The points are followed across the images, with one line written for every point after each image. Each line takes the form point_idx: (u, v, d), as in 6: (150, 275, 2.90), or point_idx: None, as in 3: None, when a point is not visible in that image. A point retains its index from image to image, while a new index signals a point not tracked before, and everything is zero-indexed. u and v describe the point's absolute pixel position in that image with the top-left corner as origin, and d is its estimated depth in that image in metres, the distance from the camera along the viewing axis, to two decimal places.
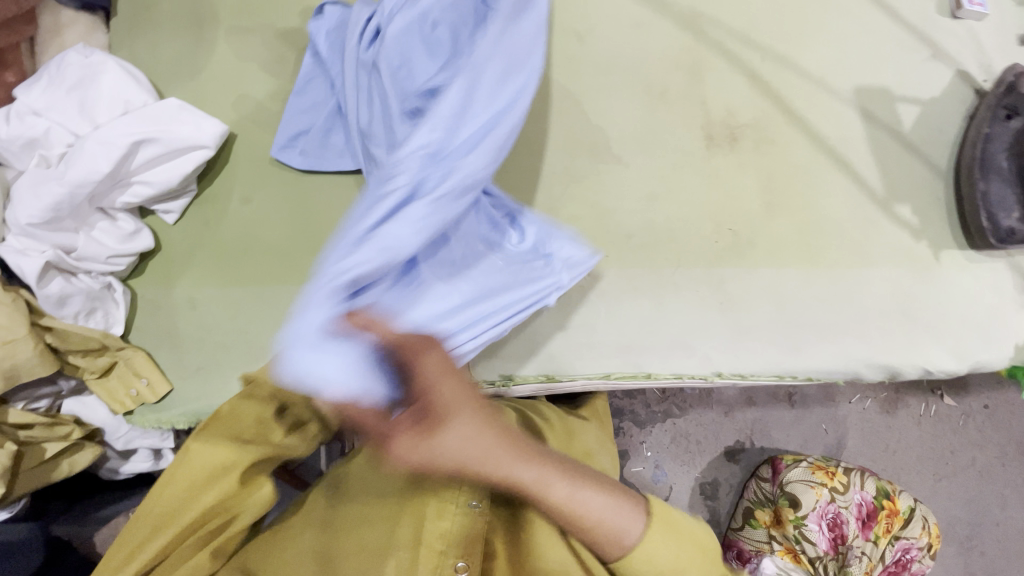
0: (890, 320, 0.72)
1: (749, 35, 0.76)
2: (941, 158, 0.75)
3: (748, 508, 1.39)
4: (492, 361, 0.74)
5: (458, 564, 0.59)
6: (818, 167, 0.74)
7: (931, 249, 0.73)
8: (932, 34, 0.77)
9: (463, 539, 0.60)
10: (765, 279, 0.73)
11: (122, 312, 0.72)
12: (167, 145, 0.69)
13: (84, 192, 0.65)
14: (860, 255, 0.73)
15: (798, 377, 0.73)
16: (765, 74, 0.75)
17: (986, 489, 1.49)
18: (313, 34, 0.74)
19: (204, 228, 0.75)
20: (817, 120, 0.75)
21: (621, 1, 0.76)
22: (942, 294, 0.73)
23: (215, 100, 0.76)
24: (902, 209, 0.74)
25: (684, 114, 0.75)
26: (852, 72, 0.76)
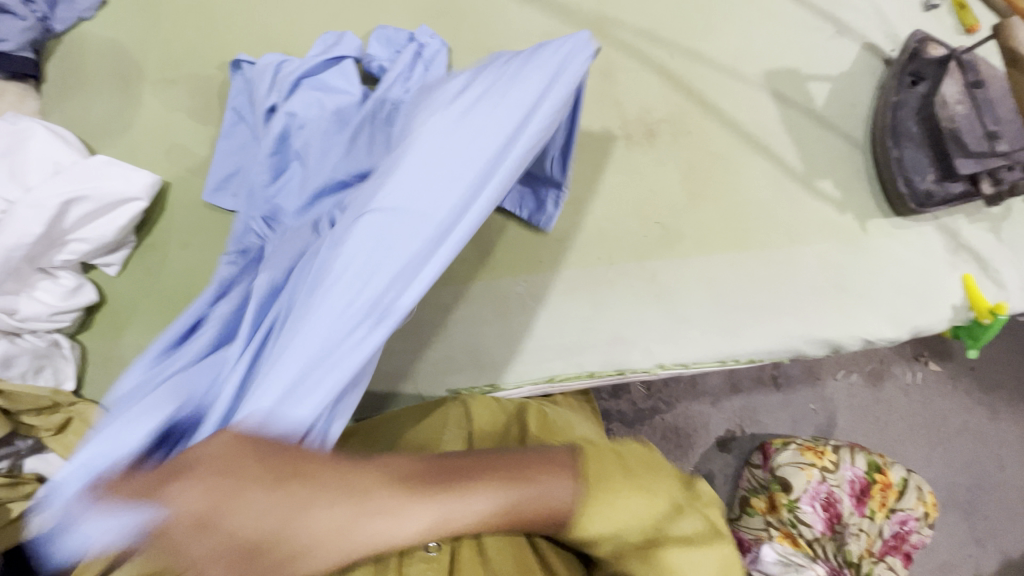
0: (824, 295, 0.73)
1: (655, 33, 0.78)
2: (857, 130, 0.76)
3: (743, 497, 1.37)
4: (438, 377, 0.74)
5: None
6: (737, 152, 0.76)
7: (856, 220, 0.75)
8: (835, 12, 0.78)
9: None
10: (697, 267, 0.74)
11: (72, 367, 0.73)
12: (98, 201, 0.71)
13: (18, 255, 0.67)
14: (788, 234, 0.74)
15: (740, 360, 0.74)
16: (675, 69, 0.77)
17: (983, 452, 1.46)
18: (237, 84, 0.78)
19: (147, 277, 0.77)
20: (730, 107, 0.76)
21: (528, 15, 0.79)
22: (873, 264, 0.74)
23: (146, 152, 0.78)
24: (824, 184, 0.75)
25: (600, 116, 0.77)
26: (760, 57, 0.77)
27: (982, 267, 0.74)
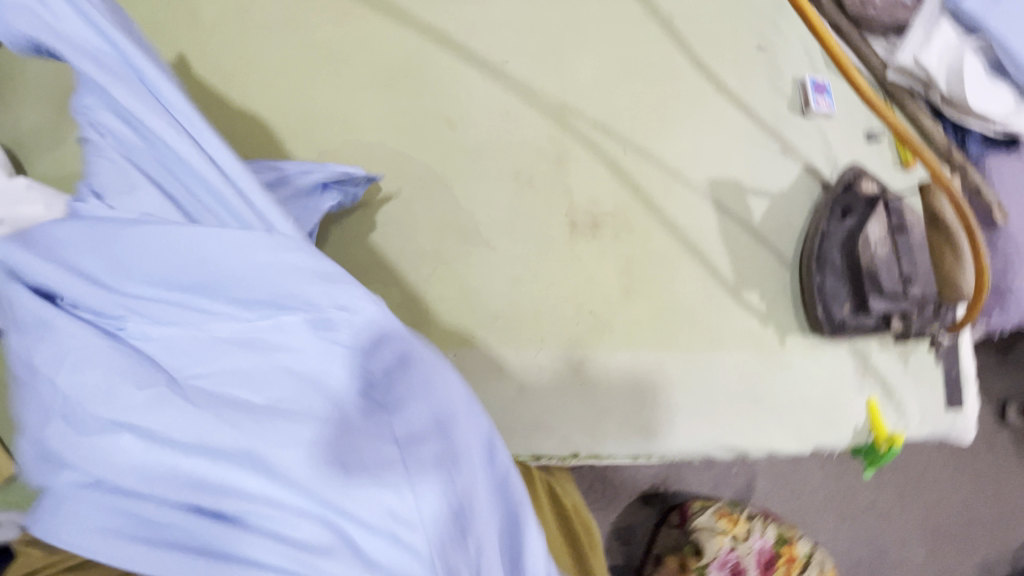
0: (738, 403, 0.76)
1: (612, 127, 0.79)
2: (789, 248, 0.79)
3: (658, 556, 1.36)
4: None
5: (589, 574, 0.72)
6: (676, 255, 0.78)
7: (777, 334, 0.78)
8: (783, 131, 0.82)
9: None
10: (624, 362, 0.76)
11: None
12: (12, 226, 0.67)
13: None
14: (714, 340, 0.77)
15: (651, 456, 0.76)
16: (627, 165, 0.79)
17: (888, 531, 1.51)
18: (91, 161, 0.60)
19: None
20: (675, 210, 0.79)
21: (491, 90, 0.79)
22: (788, 378, 0.77)
23: (76, 175, 0.75)
24: (753, 296, 0.78)
25: (549, 201, 0.78)
26: (707, 165, 0.80)
27: (885, 392, 0.79)
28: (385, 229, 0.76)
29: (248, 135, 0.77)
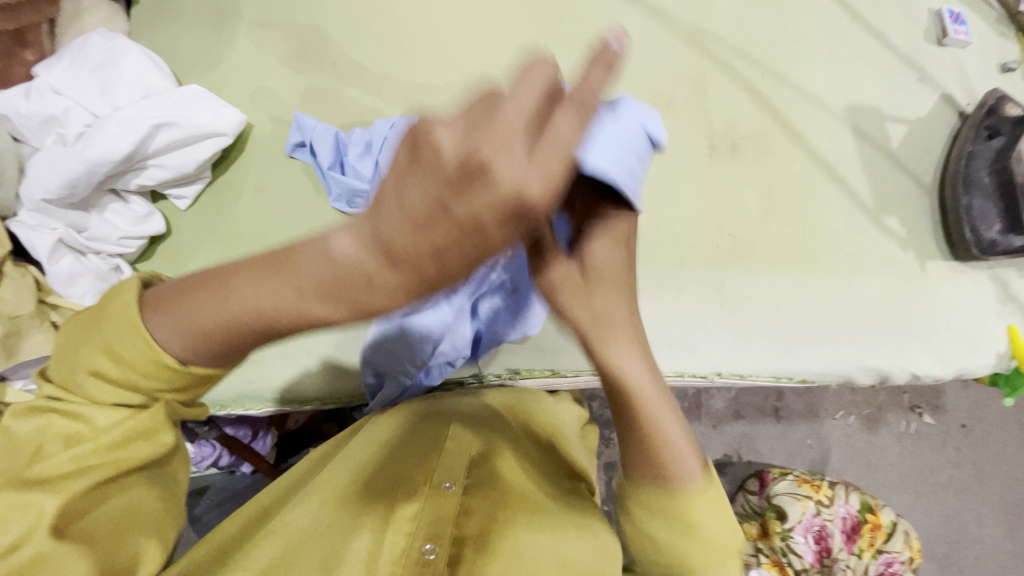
0: (881, 325, 0.76)
1: (748, 53, 0.80)
2: (927, 174, 0.79)
3: (736, 521, 1.25)
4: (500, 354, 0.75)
5: (426, 548, 0.48)
6: (814, 179, 0.78)
7: (918, 259, 0.78)
8: (919, 61, 0.82)
9: (435, 519, 0.50)
10: (764, 282, 0.76)
11: None
12: (186, 129, 0.70)
13: (101, 170, 0.65)
14: (854, 264, 0.77)
15: (793, 379, 0.76)
16: (765, 90, 0.80)
17: (965, 507, 1.43)
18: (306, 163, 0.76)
19: (216, 215, 0.76)
20: (813, 136, 0.79)
21: (630, 16, 0.81)
22: (928, 302, 0.77)
23: (233, 90, 0.78)
24: (892, 221, 0.78)
25: (688, 125, 0.79)
26: (843, 91, 0.80)
27: None
28: None
29: (397, 58, 0.79)
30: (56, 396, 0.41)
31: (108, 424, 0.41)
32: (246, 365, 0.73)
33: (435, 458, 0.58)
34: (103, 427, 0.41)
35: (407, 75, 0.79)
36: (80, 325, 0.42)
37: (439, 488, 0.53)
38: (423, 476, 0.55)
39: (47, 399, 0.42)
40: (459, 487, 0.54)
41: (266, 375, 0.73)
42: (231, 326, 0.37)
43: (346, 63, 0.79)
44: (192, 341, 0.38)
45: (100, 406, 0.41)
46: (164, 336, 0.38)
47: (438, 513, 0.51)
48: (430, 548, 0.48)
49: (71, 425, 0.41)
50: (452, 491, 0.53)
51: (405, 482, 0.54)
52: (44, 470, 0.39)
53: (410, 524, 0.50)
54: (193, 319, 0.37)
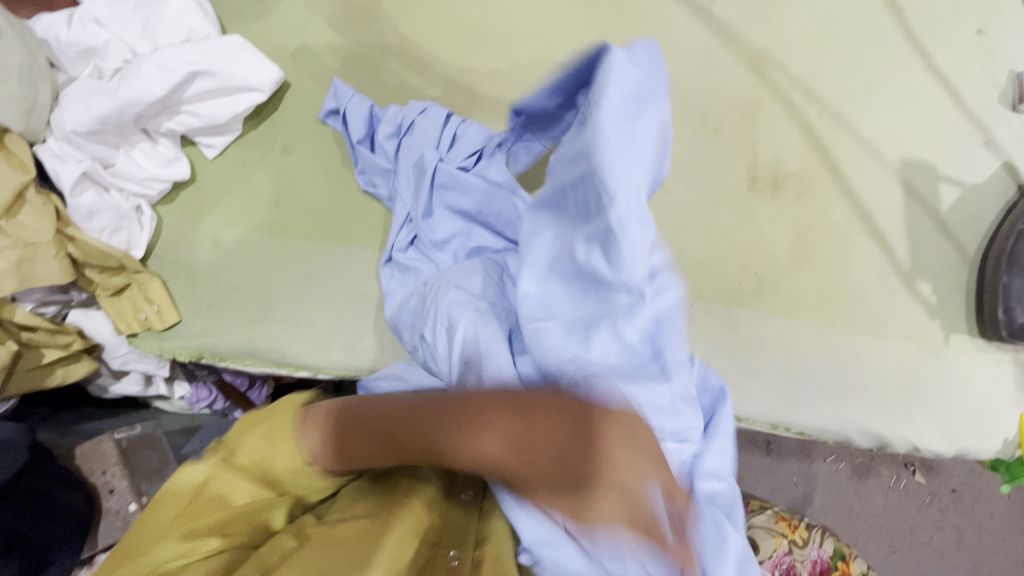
0: (891, 392, 0.74)
1: (810, 87, 0.76)
2: (971, 245, 0.76)
3: None
4: None
5: (451, 554, 0.51)
6: (853, 230, 0.75)
7: (943, 330, 0.75)
8: (988, 123, 0.77)
9: (441, 528, 0.53)
10: (779, 327, 0.74)
11: (146, 236, 0.71)
12: (222, 80, 0.69)
13: (132, 111, 0.65)
14: (877, 324, 0.75)
15: (789, 430, 0.74)
16: (820, 129, 0.76)
17: (938, 570, 1.43)
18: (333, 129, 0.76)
19: (241, 170, 0.75)
20: (861, 185, 0.76)
21: (692, 29, 0.77)
22: (946, 376, 0.74)
23: (274, 45, 0.76)
24: (924, 286, 0.75)
25: (733, 152, 0.76)
26: (902, 144, 0.76)
27: None
28: None
29: (445, 36, 0.77)
30: (225, 460, 0.50)
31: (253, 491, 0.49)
32: (249, 323, 0.74)
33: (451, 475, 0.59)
34: (245, 499, 0.49)
35: (453, 56, 0.76)
36: (249, 423, 0.52)
37: (458, 499, 0.57)
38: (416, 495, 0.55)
39: (217, 463, 0.50)
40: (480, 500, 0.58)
41: (268, 336, 0.73)
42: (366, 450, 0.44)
43: (392, 34, 0.77)
44: (336, 455, 0.46)
45: (260, 509, 0.50)
46: (308, 443, 0.47)
47: (451, 526, 0.54)
48: (454, 553, 0.51)
49: (219, 492, 0.49)
50: (472, 498, 0.57)
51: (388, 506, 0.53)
52: (194, 513, 0.48)
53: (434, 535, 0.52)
54: (335, 432, 0.46)
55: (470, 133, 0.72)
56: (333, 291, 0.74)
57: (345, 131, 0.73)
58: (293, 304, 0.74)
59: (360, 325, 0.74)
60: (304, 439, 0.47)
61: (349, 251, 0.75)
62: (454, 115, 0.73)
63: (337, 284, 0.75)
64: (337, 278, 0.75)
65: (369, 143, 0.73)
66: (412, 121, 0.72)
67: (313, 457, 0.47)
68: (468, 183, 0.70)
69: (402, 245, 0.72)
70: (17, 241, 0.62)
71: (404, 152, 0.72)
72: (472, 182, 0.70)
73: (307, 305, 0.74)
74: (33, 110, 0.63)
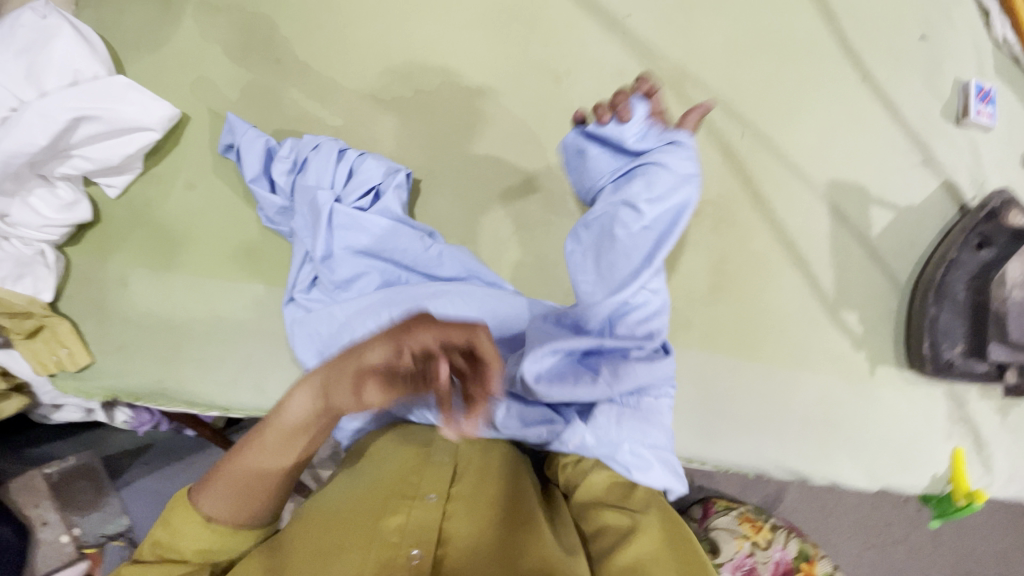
0: (812, 427, 0.72)
1: (732, 105, 0.71)
2: (904, 271, 0.72)
3: None
4: None
5: (413, 554, 0.46)
6: (776, 258, 0.71)
7: (869, 362, 0.72)
8: (927, 140, 0.72)
9: (419, 529, 0.47)
10: (694, 361, 0.72)
11: (53, 280, 0.72)
12: (109, 123, 0.68)
13: (18, 161, 0.65)
14: (798, 356, 0.72)
15: (705, 464, 0.73)
16: (741, 151, 0.71)
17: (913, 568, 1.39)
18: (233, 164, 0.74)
19: (145, 208, 0.74)
20: (785, 209, 0.71)
21: (606, 44, 0.72)
22: (869, 409, 0.72)
23: (171, 78, 0.74)
24: (850, 316, 0.72)
25: None
26: (831, 164, 0.71)
27: (975, 445, 0.72)
28: (472, 183, 0.73)
29: (344, 62, 0.74)
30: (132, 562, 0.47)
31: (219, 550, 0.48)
32: (159, 363, 0.74)
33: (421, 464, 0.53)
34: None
35: (354, 83, 0.73)
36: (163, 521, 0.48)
37: (422, 500, 0.49)
38: (397, 522, 0.48)
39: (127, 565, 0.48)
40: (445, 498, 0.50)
41: (179, 376, 0.74)
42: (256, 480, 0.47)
43: (290, 62, 0.74)
44: (237, 510, 0.47)
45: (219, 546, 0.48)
46: (212, 506, 0.47)
47: (422, 525, 0.48)
48: (417, 553, 0.46)
49: None
50: (437, 501, 0.50)
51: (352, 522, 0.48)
52: None
53: (400, 533, 0.47)
54: (232, 476, 0.47)
55: (367, 168, 0.70)
56: (240, 329, 0.74)
57: (242, 168, 0.72)
58: (203, 343, 0.74)
59: (269, 363, 0.74)
60: (203, 507, 0.47)
61: (256, 289, 0.74)
62: (350, 149, 0.71)
63: (244, 322, 0.74)
64: (245, 316, 0.74)
65: (265, 181, 0.71)
66: (307, 158, 0.70)
67: (212, 516, 0.47)
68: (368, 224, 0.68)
69: (305, 289, 0.70)
70: None
71: (300, 189, 0.70)
72: (370, 222, 0.68)
73: (216, 344, 0.74)
74: None
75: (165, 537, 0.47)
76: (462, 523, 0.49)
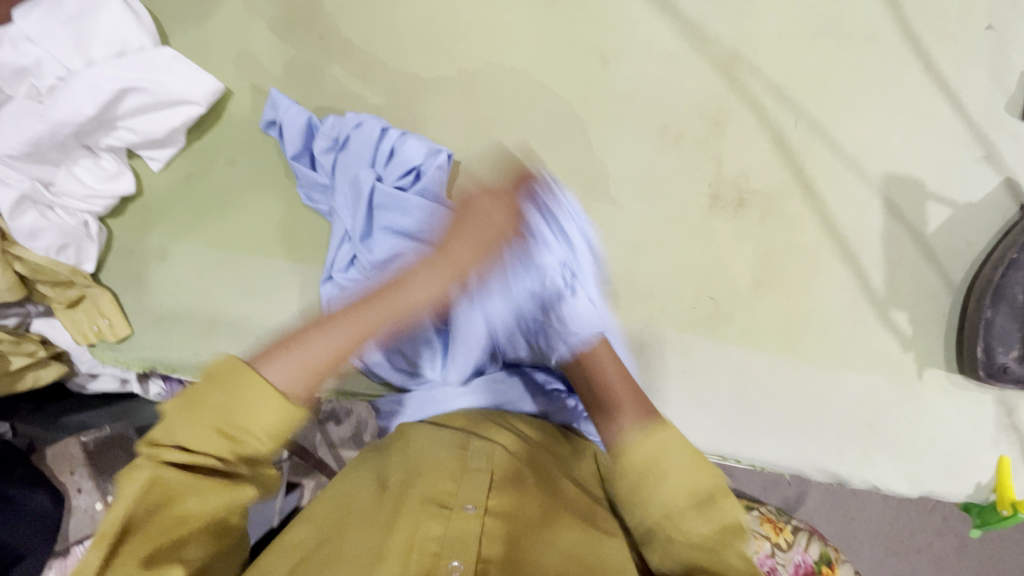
0: (854, 429, 0.69)
1: (786, 93, 0.69)
2: (959, 271, 0.69)
3: None
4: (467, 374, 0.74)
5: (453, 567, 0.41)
6: (824, 254, 0.69)
7: (917, 364, 0.69)
8: (990, 135, 0.69)
9: (460, 540, 0.43)
10: (735, 357, 0.70)
11: (95, 250, 0.72)
12: (154, 96, 0.68)
13: (64, 131, 0.64)
14: (843, 356, 0.70)
15: (741, 462, 0.71)
16: (793, 141, 0.69)
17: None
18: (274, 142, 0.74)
19: (185, 182, 0.75)
20: (836, 203, 0.69)
21: (657, 27, 0.70)
22: (915, 413, 0.69)
23: (215, 52, 0.74)
24: (900, 316, 0.69)
25: (695, 166, 0.69)
26: (886, 158, 0.69)
27: None
28: (513, 166, 0.71)
29: (388, 39, 0.73)
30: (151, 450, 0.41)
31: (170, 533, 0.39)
32: (196, 337, 0.75)
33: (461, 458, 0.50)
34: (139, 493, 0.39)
35: (397, 61, 0.72)
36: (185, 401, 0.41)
37: (458, 511, 0.45)
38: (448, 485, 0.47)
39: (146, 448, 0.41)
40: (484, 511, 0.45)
41: (215, 351, 0.74)
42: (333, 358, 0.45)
43: (334, 38, 0.73)
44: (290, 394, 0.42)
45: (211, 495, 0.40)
46: (272, 376, 0.43)
47: (464, 534, 0.43)
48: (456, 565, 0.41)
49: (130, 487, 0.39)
50: (475, 513, 0.45)
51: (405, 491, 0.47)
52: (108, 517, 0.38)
53: (436, 547, 0.43)
54: (309, 359, 0.44)
55: (409, 148, 0.69)
56: (277, 306, 0.74)
57: (284, 145, 0.71)
58: (239, 319, 0.75)
59: None
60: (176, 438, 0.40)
61: (293, 267, 0.74)
62: (392, 128, 0.70)
63: (281, 299, 0.74)
64: (281, 294, 0.74)
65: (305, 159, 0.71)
66: (348, 136, 0.69)
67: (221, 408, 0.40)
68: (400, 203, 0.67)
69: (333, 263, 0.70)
70: None
71: (342, 167, 0.69)
72: (409, 203, 0.66)
73: (252, 321, 0.74)
74: None
75: (163, 435, 0.41)
76: (549, 549, 0.45)
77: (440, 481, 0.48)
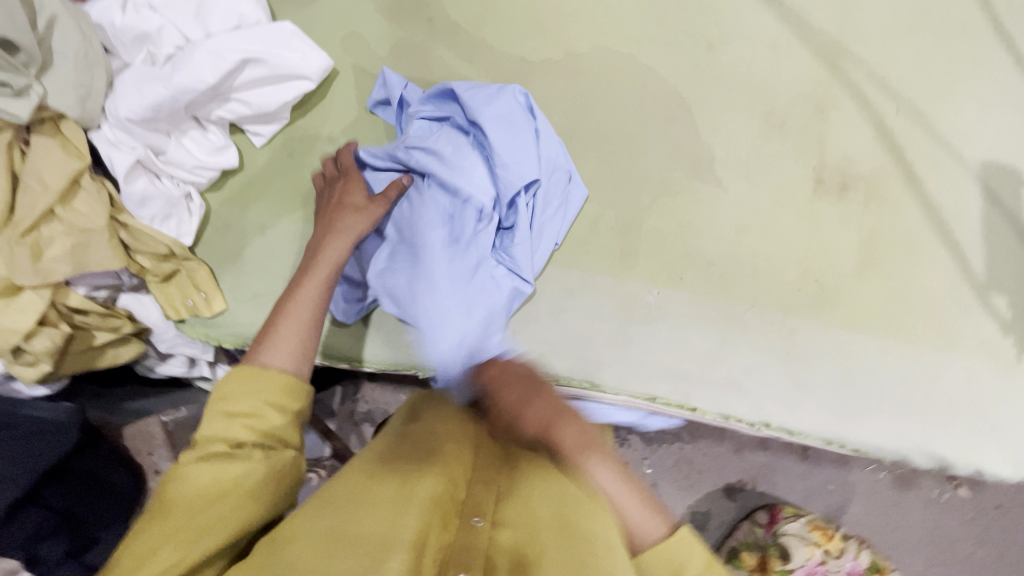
0: (958, 412, 0.70)
1: (886, 82, 0.71)
2: None
3: (733, 548, 1.18)
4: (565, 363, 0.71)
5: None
6: (926, 238, 0.71)
7: (1017, 348, 0.70)
8: None
9: (456, 549, 0.39)
10: (840, 338, 0.70)
11: (194, 224, 0.71)
12: (272, 68, 0.68)
13: (184, 98, 0.65)
14: (946, 338, 0.70)
15: (845, 446, 0.71)
16: (894, 128, 0.71)
17: None
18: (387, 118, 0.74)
19: (288, 159, 0.75)
20: (936, 189, 0.71)
21: (761, 16, 0.72)
22: (1016, 397, 0.70)
23: (324, 32, 0.75)
24: (1000, 300, 0.71)
25: (799, 150, 0.71)
26: (983, 146, 0.71)
27: None
28: (618, 147, 0.72)
29: (497, 23, 0.74)
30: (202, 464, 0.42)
31: (200, 526, 0.40)
32: None
33: (497, 457, 0.51)
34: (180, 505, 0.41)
35: (506, 44, 0.74)
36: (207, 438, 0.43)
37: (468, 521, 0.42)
38: (427, 484, 0.44)
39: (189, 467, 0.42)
40: (490, 523, 0.42)
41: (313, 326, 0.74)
42: (309, 326, 0.52)
43: (442, 20, 0.75)
44: (292, 355, 0.49)
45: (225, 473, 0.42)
46: (274, 360, 0.48)
47: (470, 546, 0.40)
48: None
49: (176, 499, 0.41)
50: (484, 528, 0.42)
51: (373, 501, 0.43)
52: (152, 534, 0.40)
53: (441, 556, 0.39)
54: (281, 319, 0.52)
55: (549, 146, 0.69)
56: None
57: (398, 120, 0.72)
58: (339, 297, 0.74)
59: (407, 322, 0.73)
60: (269, 361, 0.47)
61: None
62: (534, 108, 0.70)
63: None
64: None
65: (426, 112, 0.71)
66: (451, 115, 0.70)
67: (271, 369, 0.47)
68: (477, 167, 0.68)
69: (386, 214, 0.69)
70: (72, 227, 0.63)
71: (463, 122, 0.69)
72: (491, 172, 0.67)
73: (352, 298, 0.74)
74: (90, 97, 0.63)
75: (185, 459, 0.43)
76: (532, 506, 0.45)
77: (405, 491, 0.43)
